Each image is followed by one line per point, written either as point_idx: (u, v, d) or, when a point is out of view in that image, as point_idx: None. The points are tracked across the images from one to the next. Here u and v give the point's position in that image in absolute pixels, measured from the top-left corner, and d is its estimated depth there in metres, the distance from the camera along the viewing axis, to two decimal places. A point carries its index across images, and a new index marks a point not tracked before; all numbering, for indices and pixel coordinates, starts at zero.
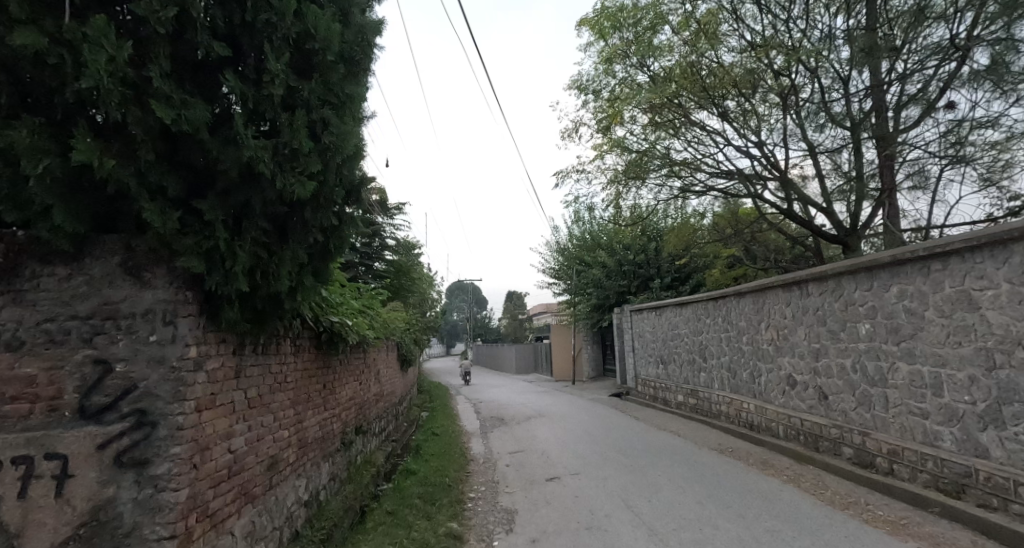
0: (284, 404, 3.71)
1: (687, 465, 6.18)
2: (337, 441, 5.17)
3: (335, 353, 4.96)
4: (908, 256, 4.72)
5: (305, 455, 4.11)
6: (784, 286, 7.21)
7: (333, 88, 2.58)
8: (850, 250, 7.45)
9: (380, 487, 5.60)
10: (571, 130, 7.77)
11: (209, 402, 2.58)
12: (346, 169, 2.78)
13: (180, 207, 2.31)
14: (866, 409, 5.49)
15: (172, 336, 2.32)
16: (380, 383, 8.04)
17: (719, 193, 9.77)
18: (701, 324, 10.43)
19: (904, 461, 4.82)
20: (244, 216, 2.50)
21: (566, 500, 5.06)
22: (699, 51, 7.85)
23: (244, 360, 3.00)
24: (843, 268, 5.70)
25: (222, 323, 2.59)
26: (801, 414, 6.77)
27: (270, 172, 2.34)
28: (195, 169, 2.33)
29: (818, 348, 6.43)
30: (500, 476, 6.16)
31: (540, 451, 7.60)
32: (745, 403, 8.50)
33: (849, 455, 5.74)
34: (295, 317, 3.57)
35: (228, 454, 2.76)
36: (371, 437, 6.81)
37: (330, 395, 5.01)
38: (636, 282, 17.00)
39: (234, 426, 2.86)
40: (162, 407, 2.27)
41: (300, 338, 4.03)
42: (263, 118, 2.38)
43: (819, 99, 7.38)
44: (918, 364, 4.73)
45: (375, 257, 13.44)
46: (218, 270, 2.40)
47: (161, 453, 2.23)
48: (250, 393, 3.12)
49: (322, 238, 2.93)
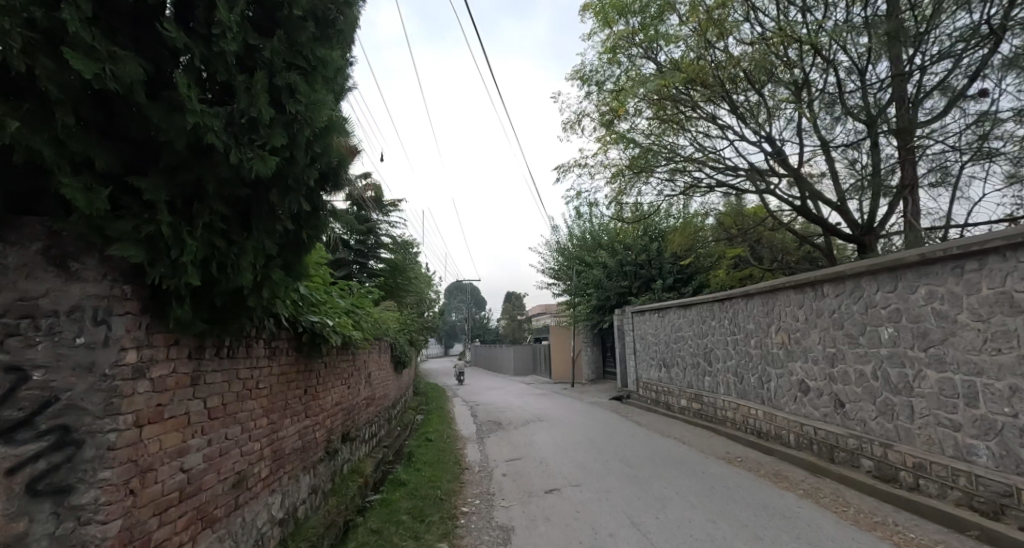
0: (255, 413, 3.35)
1: (695, 477, 5.82)
2: (320, 450, 4.80)
3: (318, 355, 4.59)
4: (939, 255, 4.37)
5: (281, 468, 3.75)
6: (795, 288, 6.86)
7: (301, 51, 2.21)
8: (865, 250, 7.12)
9: (367, 499, 5.23)
10: (574, 123, 7.43)
11: (155, 414, 2.22)
12: (318, 147, 2.42)
13: (115, 185, 1.94)
14: (888, 420, 5.14)
15: (104, 338, 1.98)
16: (372, 385, 7.68)
17: (725, 190, 9.44)
18: (706, 327, 10.08)
19: (932, 477, 4.47)
20: (196, 198, 2.14)
21: (567, 517, 4.68)
22: (708, 41, 7.52)
23: (203, 365, 2.64)
24: (863, 268, 5.35)
25: (171, 323, 2.23)
26: (814, 422, 6.42)
27: (223, 145, 1.97)
28: (134, 141, 1.97)
29: (833, 353, 6.08)
30: (496, 488, 5.78)
31: (539, 458, 7.25)
32: (753, 409, 8.16)
33: (868, 467, 5.38)
34: (267, 316, 3.20)
35: (180, 474, 2.40)
36: (360, 444, 6.45)
37: (313, 401, 4.65)
38: (637, 283, 16.67)
39: (188, 441, 2.50)
40: (90, 423, 1.92)
41: (276, 339, 3.66)
42: (216, 81, 2.01)
43: (834, 91, 7.19)
44: (948, 372, 4.38)
45: (370, 255, 13.21)
46: (162, 261, 2.03)
47: (87, 478, 1.88)
48: (212, 403, 2.76)
49: (291, 227, 2.57)
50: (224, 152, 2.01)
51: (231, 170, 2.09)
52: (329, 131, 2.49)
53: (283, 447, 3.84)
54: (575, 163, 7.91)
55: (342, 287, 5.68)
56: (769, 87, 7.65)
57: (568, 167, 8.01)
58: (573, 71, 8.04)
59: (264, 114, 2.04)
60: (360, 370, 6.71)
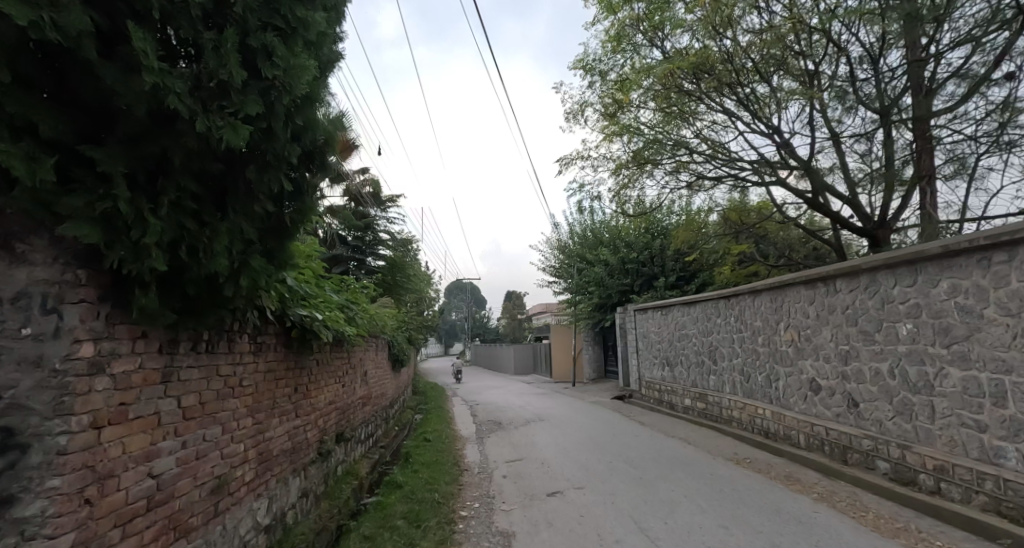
0: (238, 413, 3.11)
1: (703, 479, 5.60)
2: (312, 452, 4.58)
3: (309, 352, 4.36)
4: (963, 246, 4.15)
5: (268, 471, 3.54)
6: (806, 283, 6.63)
7: (278, 9, 1.98)
8: (878, 244, 6.90)
9: (362, 502, 5.02)
10: (578, 113, 7.19)
11: (117, 415, 1.99)
12: (298, 119, 2.18)
13: (67, 156, 1.72)
14: (906, 420, 4.92)
15: (55, 329, 1.74)
16: (368, 384, 7.46)
17: (731, 182, 9.22)
18: (711, 325, 9.86)
19: (954, 480, 4.26)
20: (161, 173, 1.91)
21: (571, 522, 4.45)
22: (715, 29, 7.31)
23: (176, 360, 2.42)
24: (879, 261, 5.13)
25: (135, 314, 2.00)
26: (826, 422, 6.20)
27: (189, 111, 1.75)
28: (88, 107, 1.74)
29: (846, 350, 5.86)
30: (497, 490, 5.56)
31: (541, 460, 7.04)
32: (760, 409, 7.93)
33: (885, 470, 5.16)
34: (249, 309, 2.97)
35: (147, 481, 2.18)
36: (355, 445, 6.23)
37: (304, 400, 4.42)
38: (639, 281, 16.45)
39: (158, 444, 2.26)
40: (37, 424, 1.69)
41: (261, 334, 3.43)
42: (180, 39, 1.78)
43: (845, 79, 6.95)
44: (973, 370, 4.17)
45: (369, 253, 12.76)
46: (122, 242, 1.80)
47: (33, 487, 1.64)
48: (188, 402, 2.53)
49: (272, 209, 2.34)
50: (191, 119, 1.78)
51: (200, 140, 1.86)
52: (312, 103, 2.26)
53: (271, 448, 3.62)
54: (578, 155, 7.68)
55: (335, 283, 5.44)
56: (779, 78, 7.52)
57: (571, 159, 7.78)
58: (575, 60, 7.81)
59: (236, 77, 1.81)
60: (355, 367, 6.50)
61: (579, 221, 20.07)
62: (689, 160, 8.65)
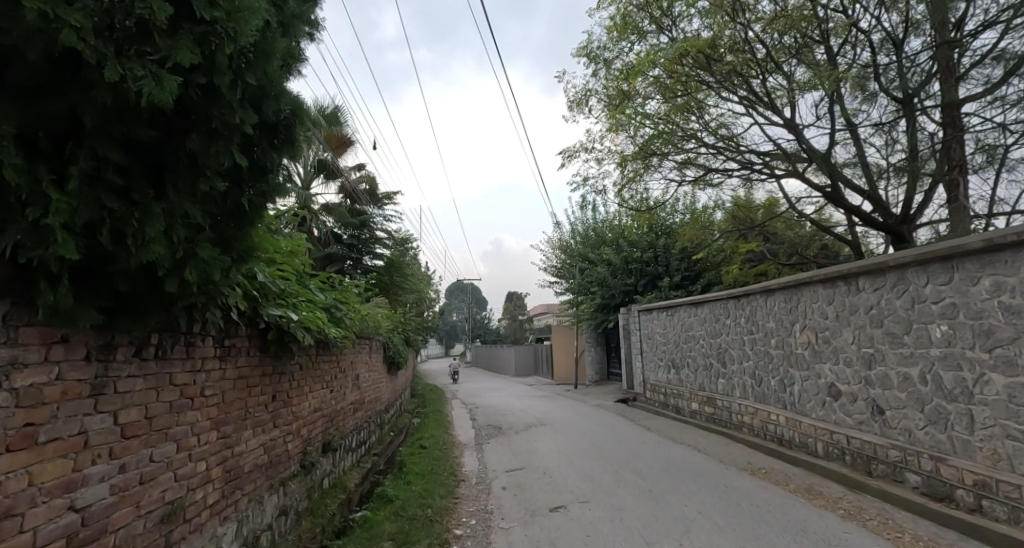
0: (200, 428, 2.73)
1: (717, 493, 5.21)
2: (292, 466, 4.19)
3: (289, 356, 3.98)
4: (1008, 240, 3.78)
5: (237, 490, 3.15)
6: (825, 282, 6.24)
7: None
8: (901, 241, 6.51)
9: (349, 519, 4.64)
10: (582, 102, 6.81)
11: (23, 439, 1.61)
12: (251, 77, 1.79)
13: None
14: (940, 430, 4.52)
15: None
16: (360, 388, 7.08)
17: (741, 177, 8.84)
18: (720, 326, 9.47)
19: (998, 497, 3.87)
20: (73, 139, 1.52)
21: (576, 542, 4.04)
22: (727, 15, 6.96)
23: (113, 369, 2.03)
24: (909, 258, 4.76)
25: (47, 313, 1.62)
26: (847, 431, 5.81)
27: (97, 54, 1.36)
28: None
29: (870, 354, 5.47)
30: (496, 505, 5.17)
31: (543, 469, 6.66)
32: (774, 415, 7.54)
33: (915, 483, 4.77)
34: (210, 308, 2.58)
35: (68, 516, 1.79)
36: (344, 454, 5.85)
37: (283, 409, 4.03)
38: (643, 281, 16.06)
39: (85, 471, 1.88)
40: None
41: (229, 337, 3.05)
42: None
43: (866, 65, 6.57)
44: (1020, 376, 3.79)
45: (365, 251, 12.42)
46: (17, 223, 1.42)
47: None
48: (130, 418, 2.15)
49: (224, 188, 1.95)
50: (102, 66, 1.39)
51: (118, 95, 1.47)
52: (270, 60, 1.86)
53: (242, 464, 3.23)
54: (582, 149, 7.31)
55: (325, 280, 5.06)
56: (793, 69, 7.21)
57: (574, 152, 7.40)
58: (579, 48, 7.44)
59: (158, 14, 1.41)
60: (345, 370, 6.13)
61: (581, 220, 19.68)
62: (697, 153, 8.30)
